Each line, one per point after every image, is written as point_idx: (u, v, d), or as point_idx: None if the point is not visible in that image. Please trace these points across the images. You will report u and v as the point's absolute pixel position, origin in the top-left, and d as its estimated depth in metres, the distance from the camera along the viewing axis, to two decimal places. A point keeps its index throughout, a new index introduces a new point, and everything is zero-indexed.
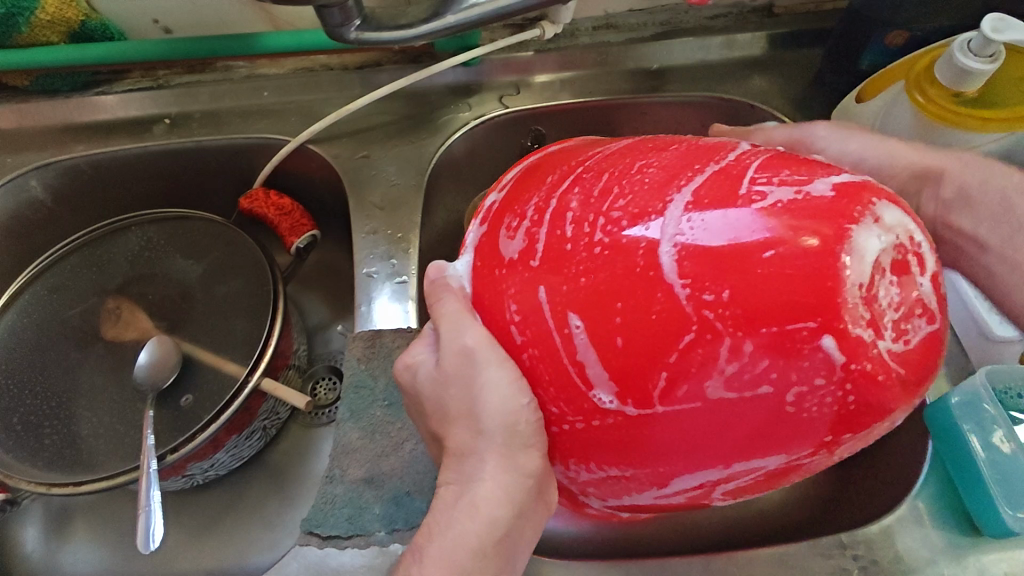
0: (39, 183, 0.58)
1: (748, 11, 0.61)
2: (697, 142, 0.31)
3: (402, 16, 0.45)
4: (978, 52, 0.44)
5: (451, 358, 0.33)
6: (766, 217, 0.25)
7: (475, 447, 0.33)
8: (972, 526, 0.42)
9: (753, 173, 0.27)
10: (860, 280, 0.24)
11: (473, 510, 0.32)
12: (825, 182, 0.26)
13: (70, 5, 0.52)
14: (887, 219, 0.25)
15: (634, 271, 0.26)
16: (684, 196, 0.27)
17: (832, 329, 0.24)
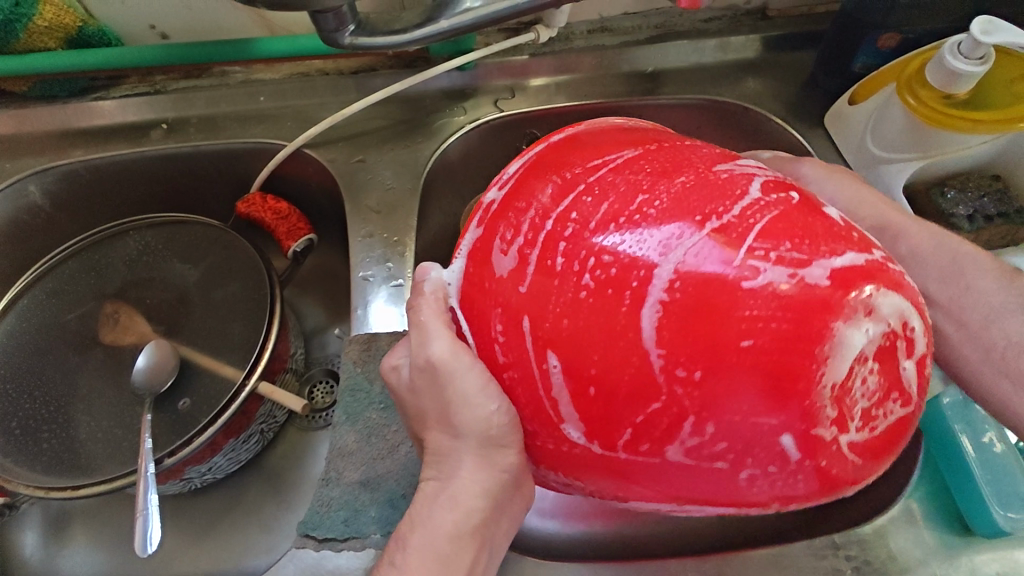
0: (37, 188, 0.59)
1: (741, 14, 0.61)
2: (710, 172, 0.29)
3: (396, 21, 0.46)
4: (967, 54, 0.44)
5: (423, 367, 0.34)
6: (753, 300, 0.25)
7: (455, 447, 0.35)
8: (963, 527, 0.42)
9: (753, 238, 0.26)
10: (836, 379, 0.25)
11: (452, 503, 0.34)
12: (824, 266, 0.26)
13: (68, 12, 0.53)
14: (879, 312, 0.26)
15: (614, 329, 0.27)
16: (675, 254, 0.26)
17: (794, 428, 0.25)
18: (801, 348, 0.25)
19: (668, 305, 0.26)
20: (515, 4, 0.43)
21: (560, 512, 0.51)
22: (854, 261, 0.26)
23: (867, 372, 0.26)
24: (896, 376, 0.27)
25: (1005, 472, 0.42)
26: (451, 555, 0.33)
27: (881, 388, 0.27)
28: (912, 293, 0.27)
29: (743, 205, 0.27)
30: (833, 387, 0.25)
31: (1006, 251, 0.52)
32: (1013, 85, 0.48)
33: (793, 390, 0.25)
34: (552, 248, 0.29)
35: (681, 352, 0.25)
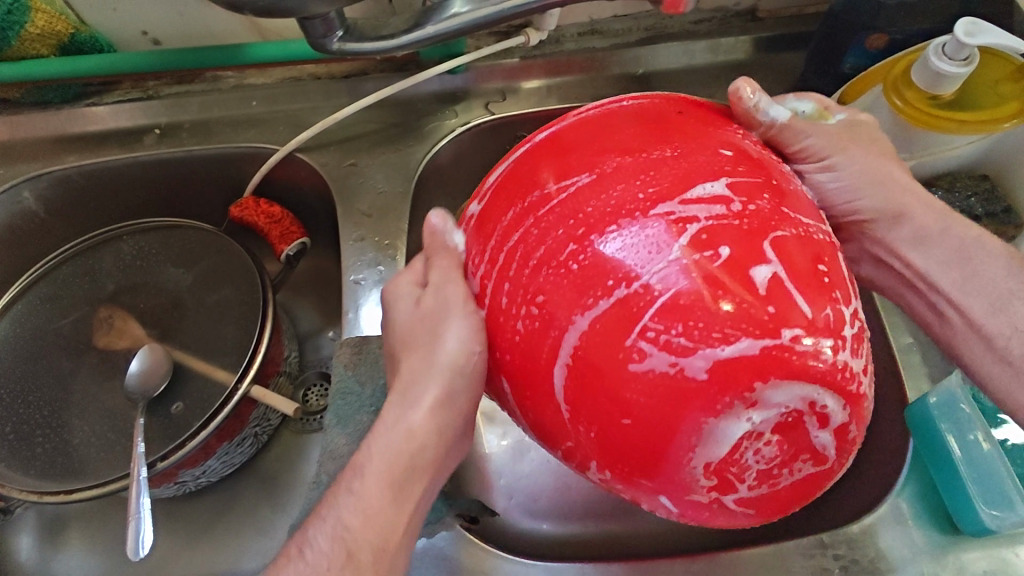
0: (32, 194, 0.59)
1: (731, 16, 0.62)
2: (642, 224, 0.28)
3: (384, 26, 0.46)
4: (952, 56, 0.45)
5: (430, 299, 0.35)
6: (634, 384, 0.27)
7: (424, 377, 0.36)
8: (951, 525, 0.43)
9: (648, 318, 0.26)
10: (709, 458, 0.27)
11: (410, 434, 0.36)
12: (708, 357, 0.26)
13: (60, 19, 0.53)
14: (765, 399, 0.26)
15: (534, 380, 0.29)
16: (580, 321, 0.28)
17: (669, 488, 0.28)
18: (677, 425, 0.27)
19: (571, 368, 0.28)
20: (500, 9, 0.43)
21: (553, 513, 0.53)
22: (750, 350, 0.26)
23: (756, 443, 0.27)
24: (802, 442, 0.28)
25: (991, 470, 0.42)
26: (402, 483, 0.36)
27: (779, 454, 0.28)
28: (828, 372, 0.27)
29: (655, 271, 0.27)
30: (712, 456, 0.27)
31: None
32: (999, 86, 0.48)
33: (674, 454, 0.27)
34: (499, 287, 0.31)
35: (581, 412, 0.28)
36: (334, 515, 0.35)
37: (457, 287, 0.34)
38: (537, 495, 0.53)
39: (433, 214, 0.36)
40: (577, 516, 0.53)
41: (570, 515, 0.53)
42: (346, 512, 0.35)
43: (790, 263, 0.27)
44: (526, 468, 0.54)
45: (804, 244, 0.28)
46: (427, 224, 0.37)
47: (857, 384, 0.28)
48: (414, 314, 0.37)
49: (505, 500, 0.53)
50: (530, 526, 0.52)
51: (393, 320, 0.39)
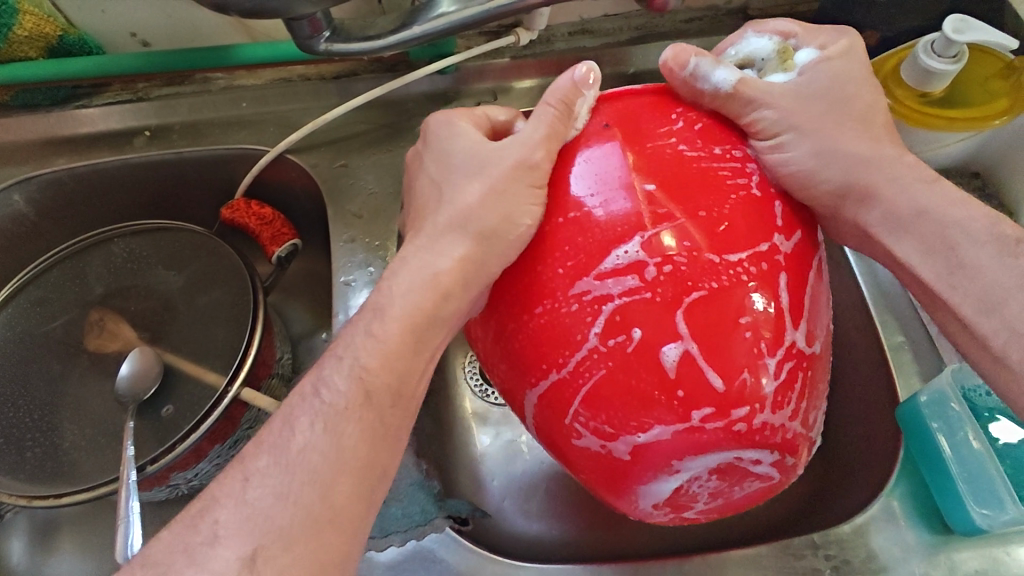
0: (22, 197, 0.59)
1: (723, 14, 0.61)
2: (568, 311, 0.33)
3: (371, 26, 0.46)
4: (941, 52, 0.45)
5: (506, 156, 0.37)
6: (580, 451, 0.35)
7: (462, 231, 0.37)
8: (943, 525, 0.43)
9: (578, 404, 0.33)
10: (654, 501, 0.36)
11: (435, 281, 0.36)
12: (627, 442, 0.33)
13: (47, 21, 0.53)
14: (683, 466, 0.33)
15: (523, 423, 0.38)
16: (534, 397, 0.35)
17: (638, 512, 0.37)
18: (622, 479, 0.35)
19: (540, 428, 0.36)
20: (487, 9, 0.42)
21: (546, 514, 0.53)
22: (660, 432, 0.32)
23: (692, 485, 0.34)
24: (743, 476, 0.35)
25: (981, 469, 0.41)
26: (426, 330, 0.36)
27: (724, 484, 0.35)
28: (736, 434, 0.32)
29: (577, 357, 0.33)
30: (657, 498, 0.35)
31: None
32: (989, 82, 0.48)
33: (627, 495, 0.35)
34: (482, 339, 0.38)
35: (555, 458, 0.37)
36: (351, 354, 0.35)
37: (543, 153, 0.36)
38: (530, 496, 0.53)
39: (579, 64, 0.38)
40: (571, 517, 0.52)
41: (563, 516, 0.53)
42: (366, 352, 0.35)
43: (700, 337, 0.31)
44: (519, 468, 0.54)
45: (724, 295, 0.32)
46: (565, 72, 0.38)
47: (782, 433, 0.33)
48: (486, 149, 0.38)
49: (498, 500, 0.53)
50: (524, 527, 0.52)
51: (449, 151, 0.40)
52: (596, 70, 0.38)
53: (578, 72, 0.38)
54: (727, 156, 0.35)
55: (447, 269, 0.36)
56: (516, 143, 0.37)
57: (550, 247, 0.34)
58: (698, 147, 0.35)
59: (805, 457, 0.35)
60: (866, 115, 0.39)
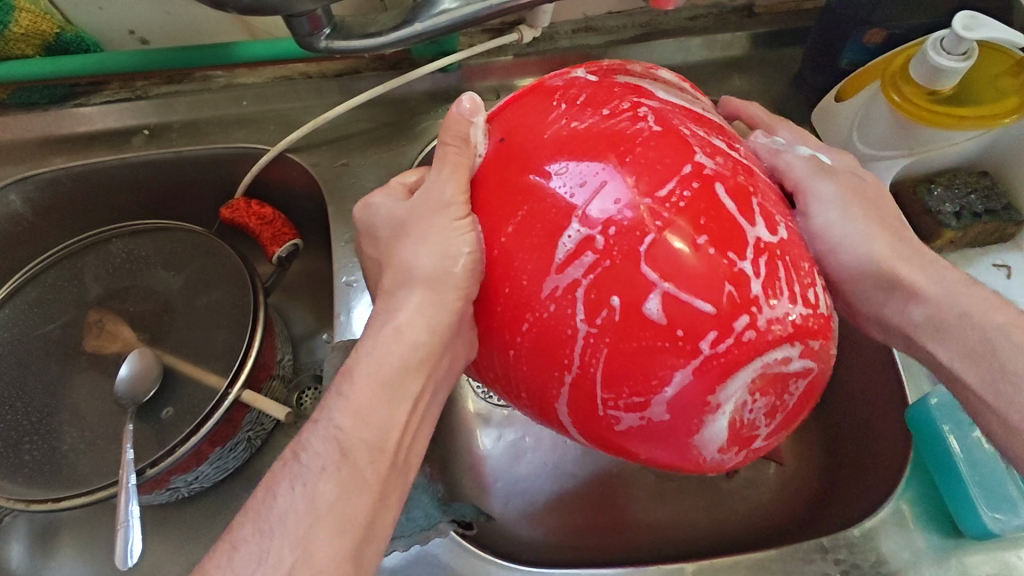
0: (19, 196, 0.58)
1: (728, 11, 0.61)
2: (540, 310, 0.32)
3: (372, 24, 0.46)
4: (950, 50, 0.44)
5: (422, 206, 0.37)
6: (628, 433, 0.33)
7: (405, 283, 0.36)
8: (954, 528, 0.42)
9: (601, 391, 0.32)
10: (721, 447, 0.33)
11: (396, 334, 0.36)
12: (661, 403, 0.31)
13: (45, 18, 0.52)
14: (721, 397, 0.31)
15: (565, 437, 0.36)
16: (562, 405, 0.33)
17: (716, 470, 0.35)
18: (680, 440, 0.32)
19: (580, 429, 0.34)
20: (489, 5, 0.42)
21: (550, 517, 0.52)
22: (683, 377, 0.30)
23: (744, 414, 0.32)
24: (781, 382, 0.32)
25: (993, 473, 0.42)
26: (400, 379, 0.35)
27: (770, 401, 0.33)
28: (750, 346, 0.30)
29: (578, 350, 0.32)
30: (720, 443, 0.33)
31: (995, 248, 0.51)
32: (998, 80, 0.48)
33: (694, 454, 0.33)
34: (490, 378, 0.37)
35: (610, 450, 0.35)
36: (327, 417, 0.34)
37: (456, 190, 0.35)
38: (534, 498, 0.53)
39: (462, 97, 0.37)
40: (574, 520, 0.52)
41: (567, 518, 0.52)
42: (339, 414, 0.34)
43: (666, 272, 0.30)
44: (523, 470, 0.54)
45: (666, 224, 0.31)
46: (450, 110, 0.37)
47: (795, 320, 0.31)
48: (410, 204, 0.38)
49: (502, 502, 0.53)
50: (527, 531, 0.51)
51: (375, 228, 0.39)
52: (479, 102, 0.37)
53: (465, 107, 0.37)
54: (618, 111, 0.34)
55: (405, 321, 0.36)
56: (430, 192, 0.36)
57: (501, 263, 0.33)
58: (587, 117, 0.34)
59: (829, 337, 0.33)
60: (892, 210, 0.41)
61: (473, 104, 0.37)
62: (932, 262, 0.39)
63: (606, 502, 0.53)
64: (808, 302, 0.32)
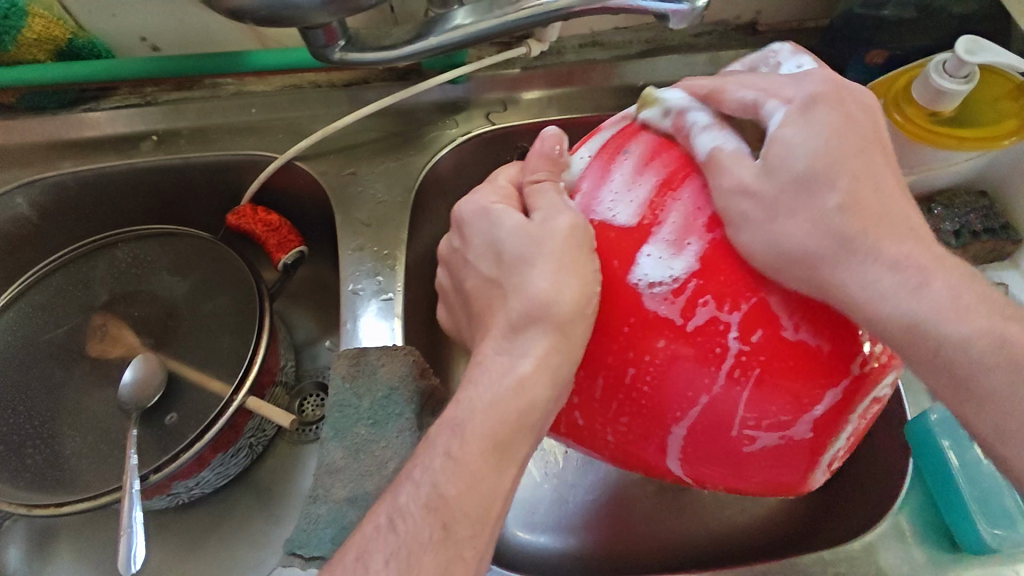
0: (25, 200, 0.59)
1: (731, 29, 0.62)
2: (689, 327, 0.33)
3: (386, 37, 0.46)
4: (952, 73, 0.45)
5: (537, 233, 0.36)
6: (750, 454, 0.35)
7: (525, 328, 0.35)
8: (951, 543, 0.43)
9: (742, 412, 0.33)
10: (823, 464, 0.37)
11: (519, 389, 0.34)
12: (806, 421, 0.34)
13: (57, 24, 0.53)
14: (850, 420, 0.34)
15: (649, 462, 0.38)
16: (682, 428, 0.35)
17: (799, 487, 0.38)
18: (795, 454, 0.35)
19: (687, 454, 0.36)
20: (502, 22, 0.42)
21: (549, 526, 0.52)
22: (832, 397, 0.33)
23: (850, 435, 0.36)
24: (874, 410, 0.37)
25: (992, 487, 0.43)
26: (486, 438, 0.33)
27: (863, 425, 0.37)
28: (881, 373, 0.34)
29: (729, 367, 0.33)
30: (826, 459, 0.36)
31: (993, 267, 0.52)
32: (999, 103, 0.48)
33: (802, 470, 0.37)
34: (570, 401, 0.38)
35: (703, 473, 0.38)
36: None
37: (565, 218, 0.36)
38: (535, 507, 0.53)
39: (544, 132, 0.40)
40: (575, 529, 0.52)
41: (566, 529, 0.52)
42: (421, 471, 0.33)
43: (796, 308, 0.32)
44: (524, 480, 0.54)
45: (733, 254, 0.33)
46: (534, 146, 0.41)
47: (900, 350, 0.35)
48: (504, 237, 0.38)
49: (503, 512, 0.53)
50: (529, 541, 0.52)
51: (488, 245, 0.39)
52: (562, 135, 0.41)
53: (548, 142, 0.40)
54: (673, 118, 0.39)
55: (527, 373, 0.34)
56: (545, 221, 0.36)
57: (632, 296, 0.34)
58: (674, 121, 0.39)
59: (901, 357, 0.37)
60: (868, 174, 0.32)
61: (557, 137, 0.40)
62: (869, 257, 0.31)
63: (609, 512, 0.53)
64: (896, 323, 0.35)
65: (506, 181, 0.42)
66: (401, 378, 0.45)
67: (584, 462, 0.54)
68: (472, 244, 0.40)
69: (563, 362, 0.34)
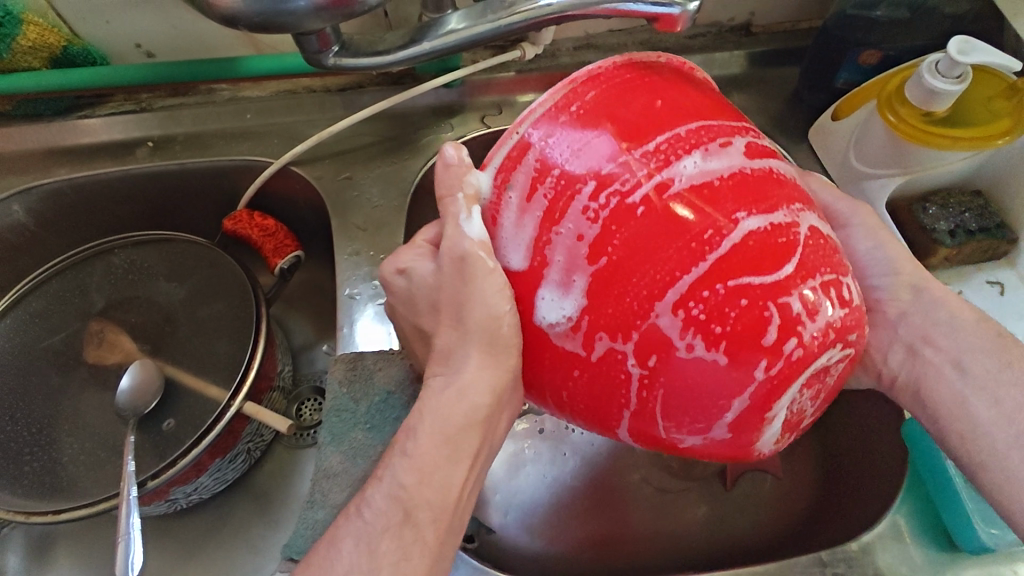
0: (21, 207, 0.59)
1: (726, 31, 0.61)
2: (587, 358, 0.31)
3: (379, 41, 0.46)
4: (945, 73, 0.45)
5: (447, 262, 0.34)
6: (690, 449, 0.33)
7: (459, 344, 0.35)
8: (949, 544, 0.43)
9: (662, 423, 0.31)
10: (774, 442, 0.33)
11: (462, 395, 0.34)
12: (724, 425, 0.31)
13: (52, 32, 0.53)
14: (779, 408, 0.30)
15: None
16: (619, 432, 0.33)
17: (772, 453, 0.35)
18: (738, 450, 0.33)
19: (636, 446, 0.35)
20: (495, 27, 0.42)
21: (547, 529, 0.52)
22: (742, 401, 0.30)
23: (800, 410, 0.32)
24: (827, 380, 0.32)
25: None
26: (459, 439, 0.34)
27: (821, 393, 0.32)
28: (801, 360, 0.29)
29: (633, 391, 0.31)
30: (779, 436, 0.32)
31: (989, 266, 0.52)
32: (992, 103, 0.49)
33: (756, 449, 0.33)
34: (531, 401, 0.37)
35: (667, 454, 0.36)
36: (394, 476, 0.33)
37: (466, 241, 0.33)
38: (533, 510, 0.53)
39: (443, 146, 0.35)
40: (574, 531, 0.52)
41: (567, 532, 0.52)
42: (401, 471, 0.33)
43: (686, 326, 0.29)
44: (522, 482, 0.54)
45: (619, 281, 0.29)
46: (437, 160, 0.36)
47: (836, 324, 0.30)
48: (423, 284, 0.37)
49: (502, 515, 0.52)
50: (527, 542, 0.52)
51: (413, 295, 0.38)
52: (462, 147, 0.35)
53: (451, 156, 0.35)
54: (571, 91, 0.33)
55: (471, 381, 0.34)
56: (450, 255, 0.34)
57: (536, 333, 0.32)
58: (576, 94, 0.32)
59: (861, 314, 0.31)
60: None
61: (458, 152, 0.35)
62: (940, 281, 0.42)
63: (609, 513, 0.53)
64: (817, 313, 0.29)
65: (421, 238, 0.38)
66: (398, 383, 0.45)
67: (582, 464, 0.55)
68: (400, 302, 0.39)
69: (500, 371, 0.34)
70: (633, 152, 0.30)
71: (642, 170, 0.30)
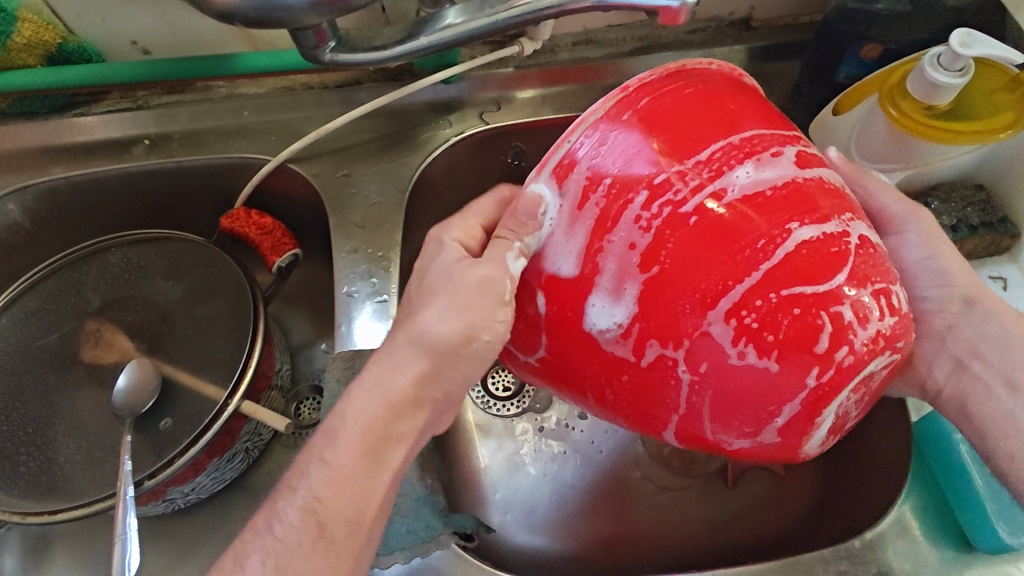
0: (17, 205, 0.58)
1: (725, 25, 0.61)
2: (637, 364, 0.31)
3: (376, 37, 0.46)
4: (947, 66, 0.45)
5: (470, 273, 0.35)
6: (735, 451, 0.34)
7: (410, 347, 0.35)
8: (965, 543, 0.43)
9: (711, 426, 0.32)
10: (821, 444, 0.33)
11: (392, 403, 0.35)
12: (773, 429, 0.31)
13: (47, 29, 0.52)
14: (826, 414, 0.31)
15: None
16: (666, 434, 0.34)
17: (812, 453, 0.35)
18: (784, 454, 0.33)
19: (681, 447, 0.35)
20: (494, 21, 0.42)
21: (548, 528, 0.52)
22: (792, 407, 0.30)
23: (845, 415, 0.32)
24: (871, 385, 0.32)
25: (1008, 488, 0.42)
26: (380, 447, 0.35)
27: (865, 397, 0.33)
28: (850, 368, 0.30)
29: (683, 396, 0.31)
30: (825, 439, 0.33)
31: (991, 261, 0.52)
32: (993, 96, 0.48)
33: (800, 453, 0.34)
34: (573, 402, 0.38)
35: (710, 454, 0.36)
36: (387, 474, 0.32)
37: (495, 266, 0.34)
38: (534, 509, 0.53)
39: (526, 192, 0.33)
40: (575, 530, 0.52)
41: (568, 531, 0.52)
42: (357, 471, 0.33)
43: (739, 335, 0.29)
44: (523, 481, 0.54)
45: (672, 291, 0.30)
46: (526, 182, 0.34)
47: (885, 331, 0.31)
48: (439, 265, 0.37)
49: (502, 514, 0.52)
50: (528, 541, 0.51)
51: (426, 268, 0.38)
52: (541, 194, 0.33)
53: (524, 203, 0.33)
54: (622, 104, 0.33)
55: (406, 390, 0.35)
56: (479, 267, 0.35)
57: (586, 341, 0.32)
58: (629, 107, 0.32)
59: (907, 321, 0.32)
60: None
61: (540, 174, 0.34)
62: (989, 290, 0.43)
63: (611, 512, 0.53)
64: (866, 322, 0.30)
65: (478, 220, 0.38)
66: None
67: (582, 462, 0.54)
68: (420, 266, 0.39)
69: (437, 385, 0.36)
70: (683, 164, 0.30)
71: (693, 182, 0.30)
